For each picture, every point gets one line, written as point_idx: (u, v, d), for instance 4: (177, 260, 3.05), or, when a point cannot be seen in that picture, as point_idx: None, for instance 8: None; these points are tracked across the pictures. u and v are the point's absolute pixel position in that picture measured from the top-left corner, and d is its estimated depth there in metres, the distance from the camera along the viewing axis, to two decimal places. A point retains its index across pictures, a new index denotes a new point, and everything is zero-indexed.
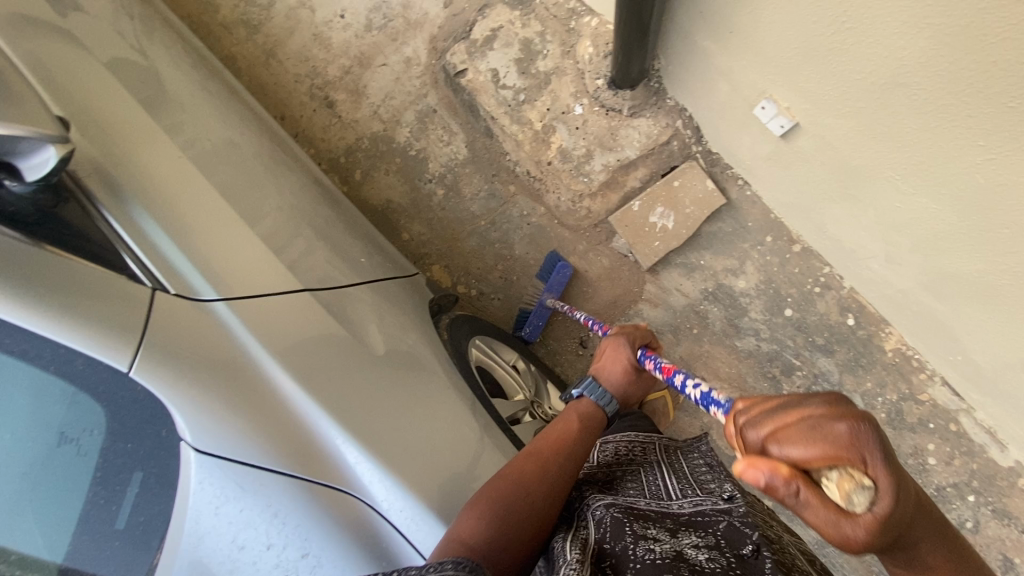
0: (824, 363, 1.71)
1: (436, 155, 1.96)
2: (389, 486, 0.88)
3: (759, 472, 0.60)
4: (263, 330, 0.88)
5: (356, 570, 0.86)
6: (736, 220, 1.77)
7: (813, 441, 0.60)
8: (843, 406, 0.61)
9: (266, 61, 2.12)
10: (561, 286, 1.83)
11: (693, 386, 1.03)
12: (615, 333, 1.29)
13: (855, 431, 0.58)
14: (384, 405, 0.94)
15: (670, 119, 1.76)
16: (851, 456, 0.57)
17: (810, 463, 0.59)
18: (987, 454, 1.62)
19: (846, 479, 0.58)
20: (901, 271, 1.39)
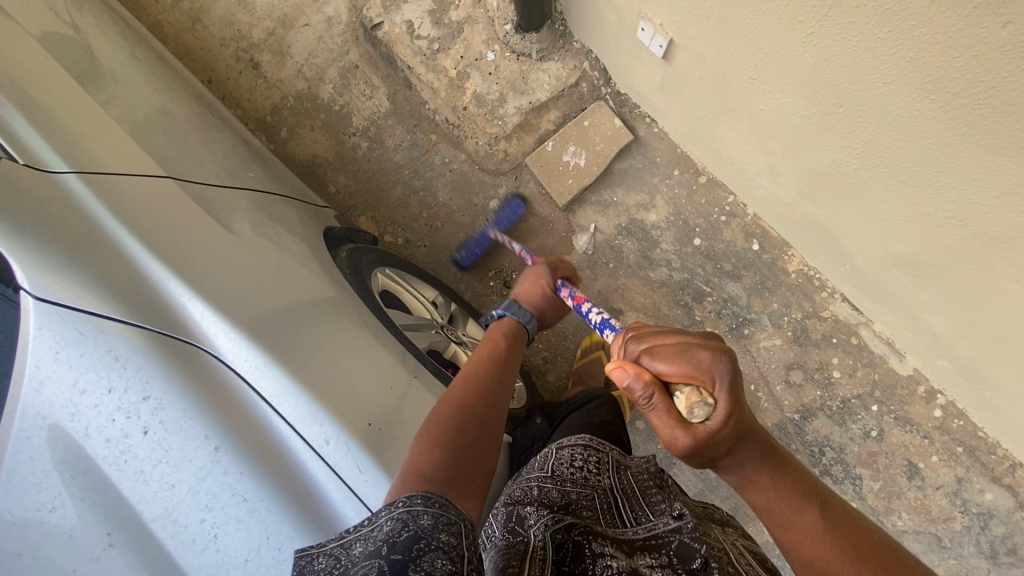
0: (732, 288, 1.79)
1: (359, 109, 2.01)
2: (234, 337, 0.91)
3: (628, 376, 0.77)
4: (125, 199, 0.94)
5: (196, 411, 0.88)
6: (645, 156, 1.84)
7: (677, 360, 0.77)
8: (712, 343, 0.79)
9: (192, 27, 2.16)
10: (508, 222, 1.86)
11: (596, 313, 1.19)
12: (539, 262, 1.39)
13: (713, 361, 0.76)
14: (240, 273, 0.98)
15: (577, 62, 1.83)
16: (700, 376, 0.76)
17: (669, 377, 0.78)
18: (888, 364, 1.69)
19: (693, 394, 0.76)
20: (784, 183, 1.47)
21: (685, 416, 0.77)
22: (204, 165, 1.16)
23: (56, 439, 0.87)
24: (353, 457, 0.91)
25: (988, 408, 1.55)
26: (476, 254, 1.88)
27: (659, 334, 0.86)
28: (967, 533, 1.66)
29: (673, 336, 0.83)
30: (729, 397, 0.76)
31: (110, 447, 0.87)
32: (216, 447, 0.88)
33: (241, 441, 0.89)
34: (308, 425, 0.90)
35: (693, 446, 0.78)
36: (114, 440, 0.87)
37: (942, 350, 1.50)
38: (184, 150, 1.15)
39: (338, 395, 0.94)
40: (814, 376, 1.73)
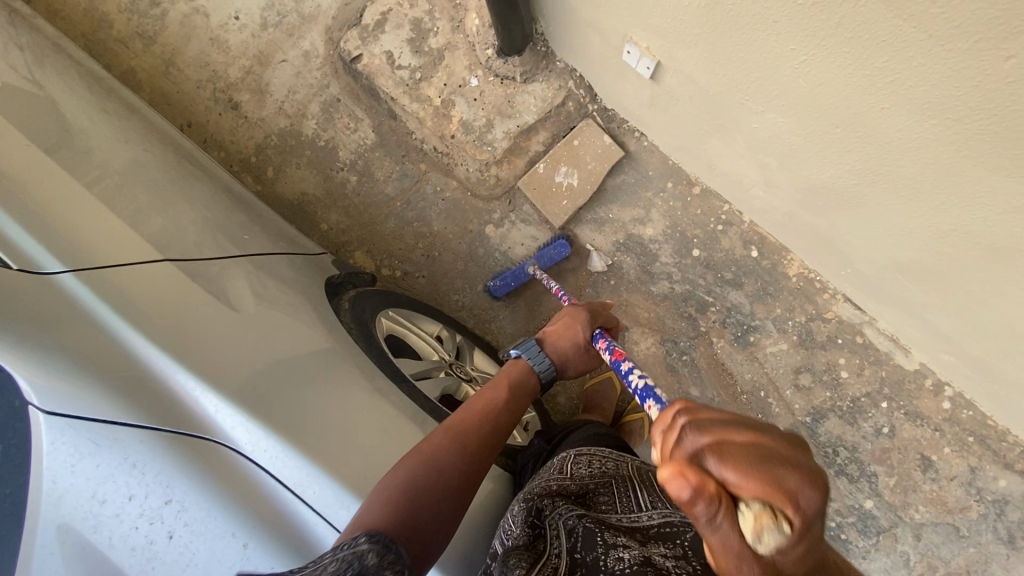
0: (735, 296, 1.79)
1: (344, 143, 1.98)
2: (252, 428, 0.89)
3: (686, 483, 0.52)
4: (126, 293, 0.92)
5: (221, 510, 0.86)
6: (637, 171, 1.84)
7: (754, 469, 0.53)
8: (799, 450, 0.57)
9: (167, 71, 2.11)
10: (552, 260, 1.84)
11: (636, 377, 1.08)
12: (580, 306, 1.38)
13: (802, 481, 0.54)
14: (252, 356, 0.97)
15: (562, 81, 1.82)
16: (784, 497, 0.52)
17: (740, 490, 0.53)
18: (894, 361, 1.71)
19: (768, 518, 0.52)
20: (779, 193, 1.48)
21: (755, 548, 0.53)
22: (197, 232, 1.13)
23: (78, 550, 0.87)
24: None
25: (997, 399, 1.57)
26: (510, 287, 1.87)
27: (721, 421, 0.60)
28: (984, 521, 1.68)
29: (741, 430, 0.58)
30: (813, 527, 0.53)
31: (136, 554, 0.86)
32: (244, 543, 0.86)
33: (268, 534, 0.87)
34: (334, 510, 0.89)
35: None
36: (139, 547, 0.86)
37: (948, 347, 1.51)
38: (178, 220, 1.12)
39: (361, 476, 0.94)
40: (822, 378, 1.74)
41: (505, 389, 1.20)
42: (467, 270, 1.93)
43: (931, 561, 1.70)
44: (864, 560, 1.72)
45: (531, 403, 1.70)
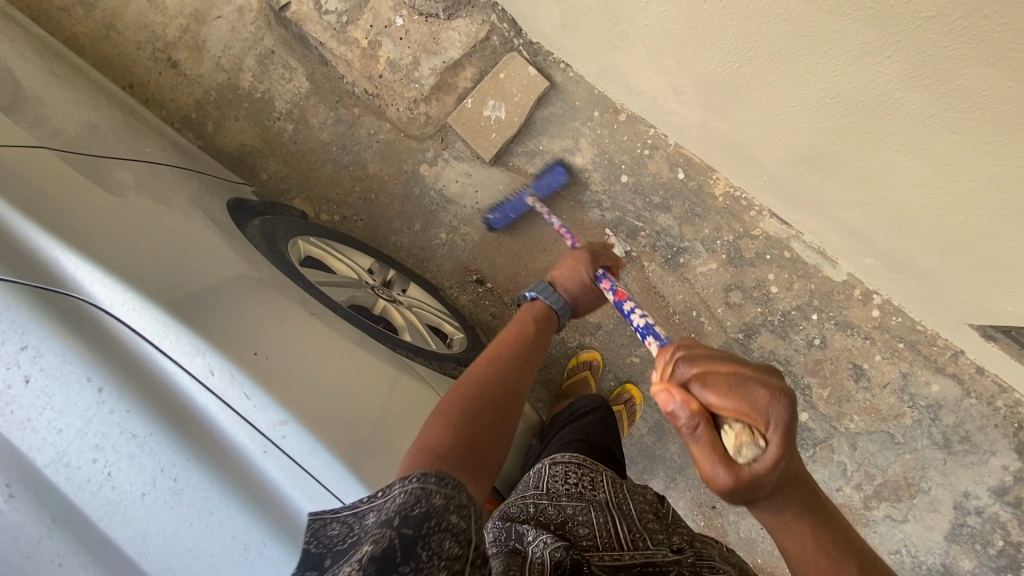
0: (664, 220, 1.81)
1: (280, 93, 2.01)
2: (110, 280, 0.82)
3: (672, 401, 0.66)
4: (9, 160, 0.90)
5: (83, 357, 0.79)
6: (564, 102, 1.85)
7: (732, 393, 0.65)
8: (773, 378, 0.68)
9: (107, 35, 2.13)
10: (548, 188, 1.84)
11: (638, 315, 1.08)
12: (579, 248, 1.29)
13: (772, 400, 0.65)
14: (135, 226, 0.93)
15: (484, 16, 1.85)
16: (754, 415, 0.64)
17: (719, 408, 0.66)
18: (822, 273, 1.72)
19: (743, 430, 0.65)
20: (687, 102, 1.50)
21: (733, 457, 0.66)
22: (105, 139, 1.18)
23: None
24: (239, 383, 0.82)
25: (921, 302, 1.56)
26: (509, 219, 1.86)
27: (710, 355, 0.72)
28: (919, 427, 1.69)
29: (725, 360, 0.70)
30: (783, 439, 0.65)
31: None
32: (99, 388, 0.78)
33: (128, 381, 0.80)
34: (189, 357, 0.81)
35: (738, 489, 0.66)
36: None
37: (866, 247, 1.51)
38: (87, 127, 1.16)
39: (221, 328, 0.86)
40: (752, 295, 1.76)
41: (530, 324, 1.12)
42: (404, 212, 1.95)
43: (869, 470, 1.71)
44: None
45: (464, 330, 1.63)
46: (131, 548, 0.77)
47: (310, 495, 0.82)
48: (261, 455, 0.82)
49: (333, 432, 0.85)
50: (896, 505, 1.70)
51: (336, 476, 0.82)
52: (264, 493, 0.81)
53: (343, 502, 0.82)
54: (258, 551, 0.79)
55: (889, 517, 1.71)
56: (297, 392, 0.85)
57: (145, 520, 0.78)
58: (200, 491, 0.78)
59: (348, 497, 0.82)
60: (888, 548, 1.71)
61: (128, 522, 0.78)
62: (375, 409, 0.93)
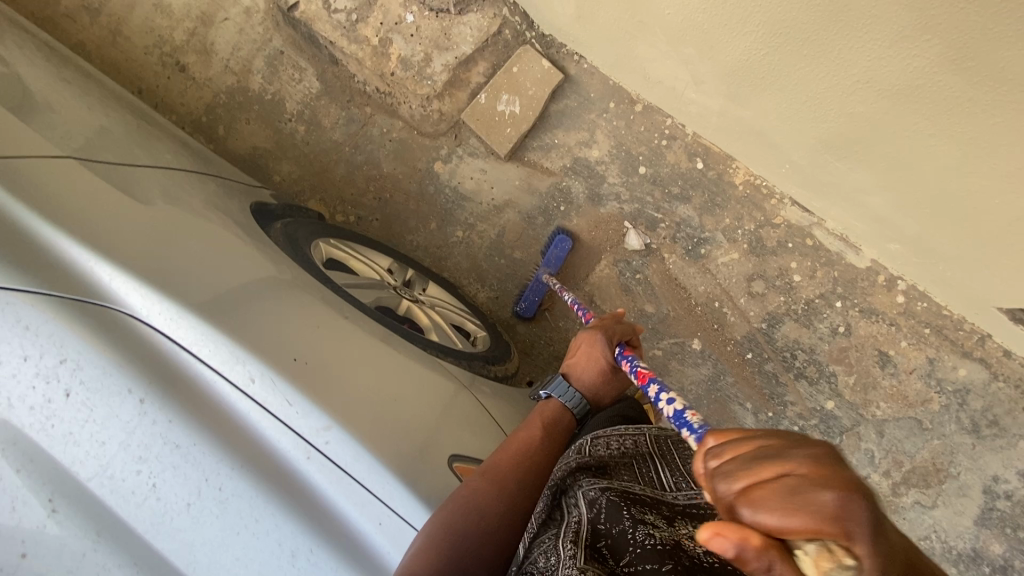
0: (683, 211, 1.79)
1: (291, 94, 2.00)
2: (147, 291, 0.81)
3: (722, 543, 0.49)
4: (40, 171, 0.89)
5: (124, 369, 0.78)
6: (578, 94, 1.83)
7: (791, 509, 0.48)
8: (830, 464, 0.50)
9: (114, 40, 2.11)
10: (558, 260, 1.80)
11: (664, 402, 0.92)
12: (592, 328, 1.18)
13: (843, 501, 0.47)
14: (167, 234, 0.92)
15: (496, 9, 1.82)
16: (832, 533, 0.46)
17: (785, 535, 0.48)
18: (846, 260, 1.70)
19: (830, 557, 0.47)
20: (707, 91, 1.48)
21: None
22: (126, 145, 1.17)
23: None
24: (279, 391, 0.82)
25: (949, 287, 1.55)
26: (535, 303, 1.83)
27: (750, 457, 0.54)
28: (947, 412, 1.67)
29: (767, 461, 0.52)
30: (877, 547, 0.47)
31: (33, 419, 0.76)
32: (140, 399, 0.78)
33: (170, 391, 0.79)
34: (229, 365, 0.81)
35: None
36: (39, 407, 0.76)
37: (892, 233, 1.49)
38: (106, 134, 1.15)
39: (258, 336, 0.85)
40: (775, 284, 1.74)
41: (539, 425, 1.03)
42: (420, 210, 1.93)
43: (897, 457, 1.70)
44: None
45: (485, 327, 1.63)
46: (178, 559, 0.77)
47: (355, 501, 0.81)
48: (304, 461, 0.81)
49: (374, 436, 0.84)
50: (925, 491, 1.69)
51: (381, 481, 0.82)
52: (309, 500, 0.80)
53: (388, 505, 0.82)
54: (305, 558, 0.79)
55: (919, 503, 1.70)
56: (338, 398, 0.85)
57: (191, 530, 0.77)
58: (245, 500, 0.78)
59: (393, 501, 0.82)
60: (918, 535, 1.70)
61: (174, 534, 0.77)
62: (412, 412, 0.93)
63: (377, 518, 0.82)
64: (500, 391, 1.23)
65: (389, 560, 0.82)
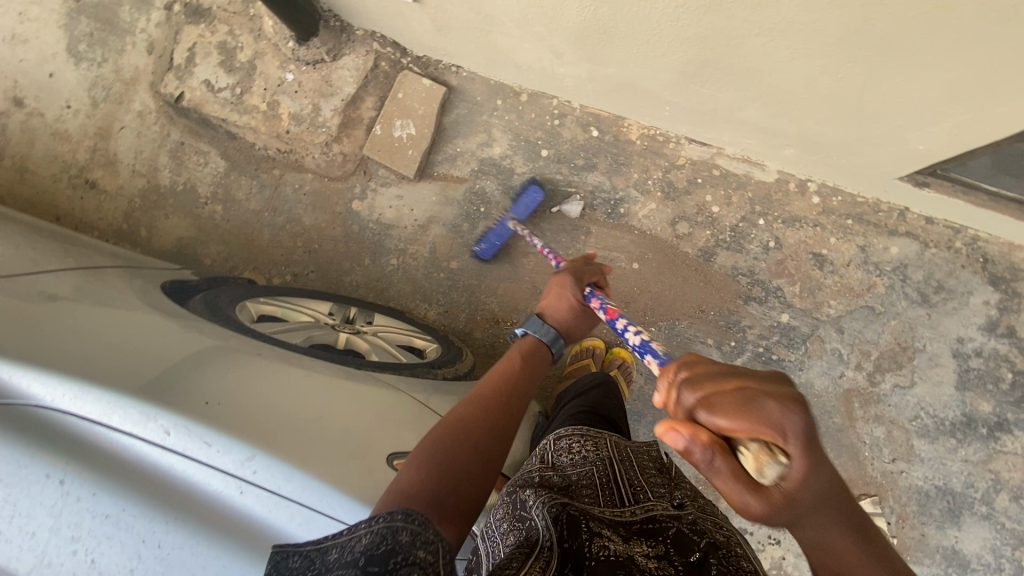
0: (594, 178, 1.85)
1: (201, 179, 2.05)
2: (41, 376, 0.82)
3: (680, 437, 0.67)
4: None
5: (37, 455, 0.79)
6: (466, 101, 1.91)
7: (740, 414, 0.65)
8: (783, 385, 0.67)
9: (21, 177, 2.14)
10: (528, 210, 1.82)
11: (632, 333, 1.07)
12: (561, 272, 1.26)
13: (788, 414, 0.63)
14: (63, 319, 0.94)
15: (367, 46, 1.91)
16: (770, 434, 0.63)
17: (732, 432, 0.65)
18: (755, 179, 1.77)
19: (761, 452, 0.65)
20: (570, 61, 1.56)
21: (755, 478, 0.67)
22: (27, 249, 1.19)
23: None
24: (196, 435, 0.82)
25: (851, 174, 1.61)
26: (497, 246, 1.84)
27: (712, 371, 0.72)
28: (893, 291, 1.71)
29: (727, 376, 0.69)
30: (803, 451, 0.64)
31: None
32: (62, 480, 0.79)
33: (88, 464, 0.80)
34: (141, 425, 0.82)
35: (764, 507, 0.68)
36: None
37: (780, 139, 1.56)
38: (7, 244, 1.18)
39: (166, 391, 0.86)
40: (697, 221, 1.79)
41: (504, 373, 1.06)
42: (351, 251, 1.97)
43: (863, 347, 1.73)
44: (803, 371, 1.75)
45: (436, 339, 1.65)
46: None
47: (298, 520, 0.81)
48: (239, 496, 0.81)
49: (301, 453, 0.85)
50: (900, 372, 1.71)
51: (318, 494, 0.82)
52: (252, 532, 0.81)
53: (331, 517, 0.81)
54: None
55: (897, 386, 1.72)
56: (259, 428, 0.86)
57: None
58: (186, 550, 0.78)
59: (335, 511, 0.81)
60: (908, 417, 1.71)
61: None
62: (342, 424, 0.93)
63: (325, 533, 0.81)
64: (450, 391, 1.24)
65: None
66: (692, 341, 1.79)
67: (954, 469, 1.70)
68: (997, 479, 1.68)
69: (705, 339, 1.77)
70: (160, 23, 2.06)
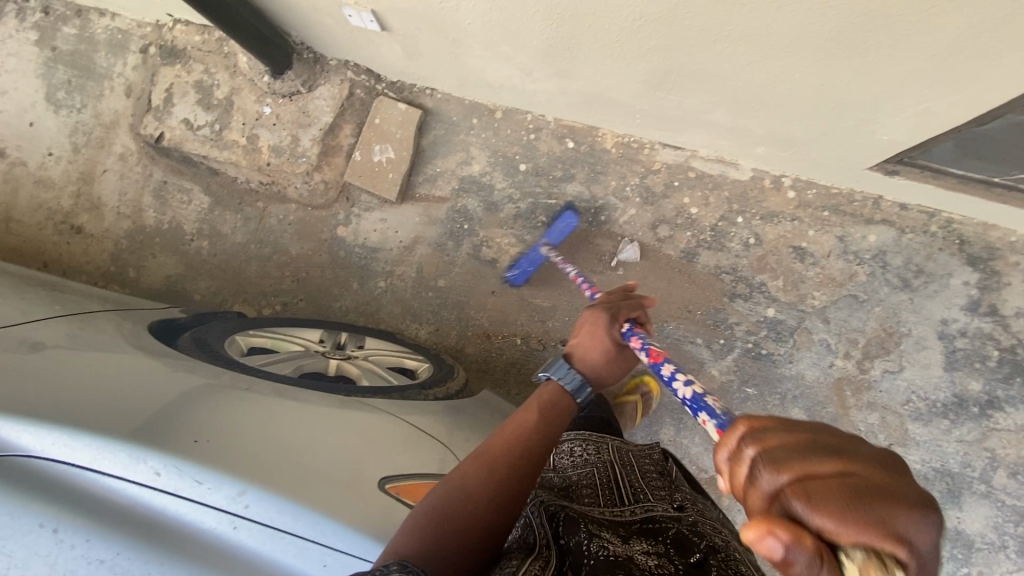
0: (573, 189, 1.87)
1: (186, 216, 2.06)
2: (27, 426, 0.82)
3: (778, 544, 0.49)
4: None
5: (21, 505, 0.78)
6: (442, 121, 1.94)
7: (849, 513, 0.49)
8: (891, 473, 0.53)
9: (7, 228, 2.15)
10: (563, 234, 1.82)
11: (682, 386, 0.98)
12: (595, 307, 1.18)
13: (902, 514, 0.50)
14: (49, 368, 0.95)
15: (341, 75, 1.95)
16: (889, 543, 0.48)
17: (839, 539, 0.49)
18: (730, 178, 1.80)
19: (882, 569, 0.48)
20: (539, 77, 1.59)
21: None
22: (12, 298, 1.20)
23: None
24: (188, 474, 0.84)
25: (822, 167, 1.64)
26: (528, 271, 1.85)
27: (800, 453, 0.56)
28: (875, 278, 1.74)
29: (822, 460, 0.54)
30: (927, 562, 0.49)
31: None
32: (54, 528, 0.78)
33: (77, 511, 0.80)
34: (132, 467, 0.83)
35: None
36: None
37: (750, 138, 1.59)
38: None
39: (155, 433, 0.87)
40: (677, 223, 1.82)
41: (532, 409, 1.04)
42: (339, 277, 1.98)
43: (850, 336, 1.75)
44: (793, 364, 1.76)
45: (427, 358, 1.66)
46: None
47: (293, 550, 0.82)
48: (232, 531, 0.82)
49: (293, 484, 0.86)
50: (888, 358, 1.73)
51: (312, 523, 0.83)
52: (247, 566, 0.81)
53: (326, 545, 0.83)
54: None
55: (886, 371, 1.73)
56: (251, 462, 0.87)
57: None
58: None
59: (329, 538, 0.83)
60: (900, 402, 1.73)
61: None
62: (333, 452, 0.95)
63: (321, 561, 0.82)
64: (441, 410, 1.25)
65: None
66: (682, 342, 1.80)
67: (950, 450, 1.71)
68: (993, 457, 1.70)
69: (694, 339, 1.79)
70: (137, 66, 2.09)
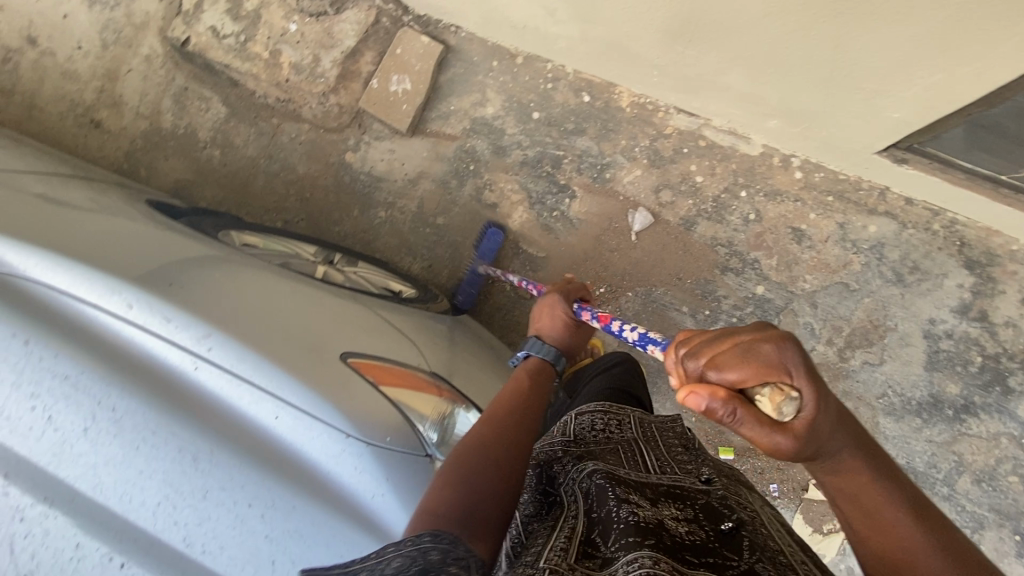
0: (582, 143, 1.88)
1: (202, 124, 2.10)
2: (19, 247, 0.88)
3: (701, 398, 0.69)
4: None
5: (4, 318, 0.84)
6: (462, 61, 1.95)
7: (745, 363, 0.70)
8: (766, 330, 0.72)
9: (29, 114, 2.20)
10: (492, 252, 1.88)
11: (630, 330, 1.16)
12: (549, 294, 1.33)
13: (780, 351, 0.69)
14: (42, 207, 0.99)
15: (369, 2, 1.96)
16: (775, 374, 0.69)
17: (744, 383, 0.69)
18: (740, 151, 1.79)
19: (773, 392, 0.69)
20: (561, 18, 1.59)
21: (776, 418, 0.70)
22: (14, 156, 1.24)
23: None
24: (157, 310, 0.88)
25: (831, 149, 1.63)
26: (473, 294, 1.88)
27: (708, 340, 0.75)
28: (869, 269, 1.73)
29: (722, 337, 0.73)
30: (808, 383, 0.69)
31: None
32: (25, 340, 0.84)
33: (53, 329, 0.85)
34: (105, 296, 0.87)
35: (796, 443, 0.70)
36: None
37: (764, 109, 1.59)
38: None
39: (131, 271, 0.91)
40: (681, 189, 1.82)
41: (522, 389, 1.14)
42: (342, 202, 2.01)
43: (836, 323, 1.75)
44: None
45: (414, 285, 1.68)
46: (83, 484, 0.82)
47: (250, 398, 0.88)
48: (194, 370, 0.88)
49: (256, 339, 0.90)
50: (870, 349, 1.73)
51: (268, 375, 0.88)
52: (206, 405, 0.88)
53: (281, 399, 0.89)
54: (207, 460, 0.85)
55: (866, 362, 1.73)
56: (220, 312, 0.91)
57: (91, 454, 0.83)
58: (139, 415, 0.84)
59: (284, 392, 0.89)
60: (875, 394, 1.73)
61: (76, 459, 0.82)
62: (300, 321, 0.99)
63: (274, 412, 0.89)
64: (420, 320, 1.27)
65: (296, 447, 0.90)
66: (668, 308, 1.81)
67: (918, 448, 1.72)
68: (960, 461, 1.70)
69: (680, 306, 1.80)
70: None
